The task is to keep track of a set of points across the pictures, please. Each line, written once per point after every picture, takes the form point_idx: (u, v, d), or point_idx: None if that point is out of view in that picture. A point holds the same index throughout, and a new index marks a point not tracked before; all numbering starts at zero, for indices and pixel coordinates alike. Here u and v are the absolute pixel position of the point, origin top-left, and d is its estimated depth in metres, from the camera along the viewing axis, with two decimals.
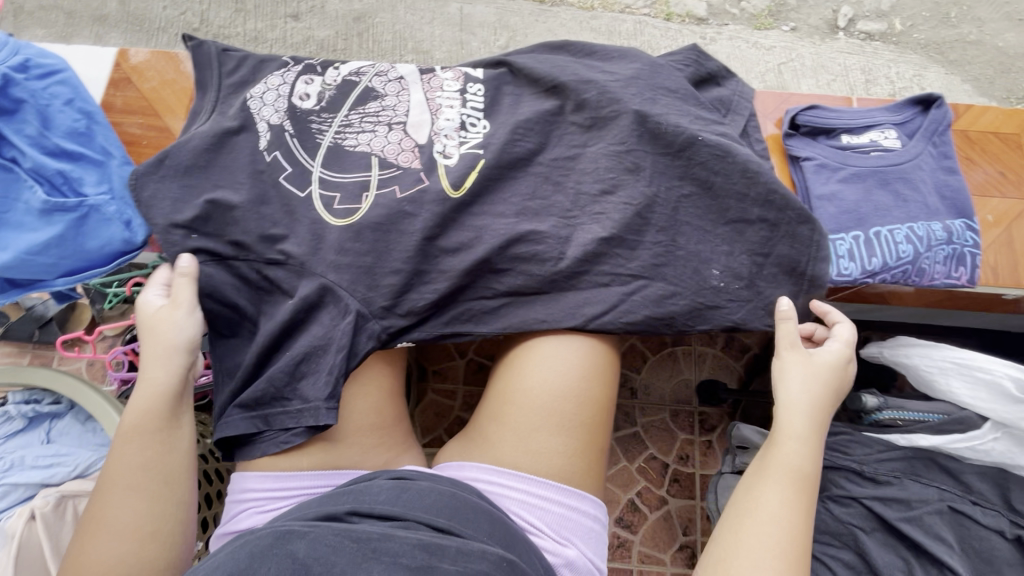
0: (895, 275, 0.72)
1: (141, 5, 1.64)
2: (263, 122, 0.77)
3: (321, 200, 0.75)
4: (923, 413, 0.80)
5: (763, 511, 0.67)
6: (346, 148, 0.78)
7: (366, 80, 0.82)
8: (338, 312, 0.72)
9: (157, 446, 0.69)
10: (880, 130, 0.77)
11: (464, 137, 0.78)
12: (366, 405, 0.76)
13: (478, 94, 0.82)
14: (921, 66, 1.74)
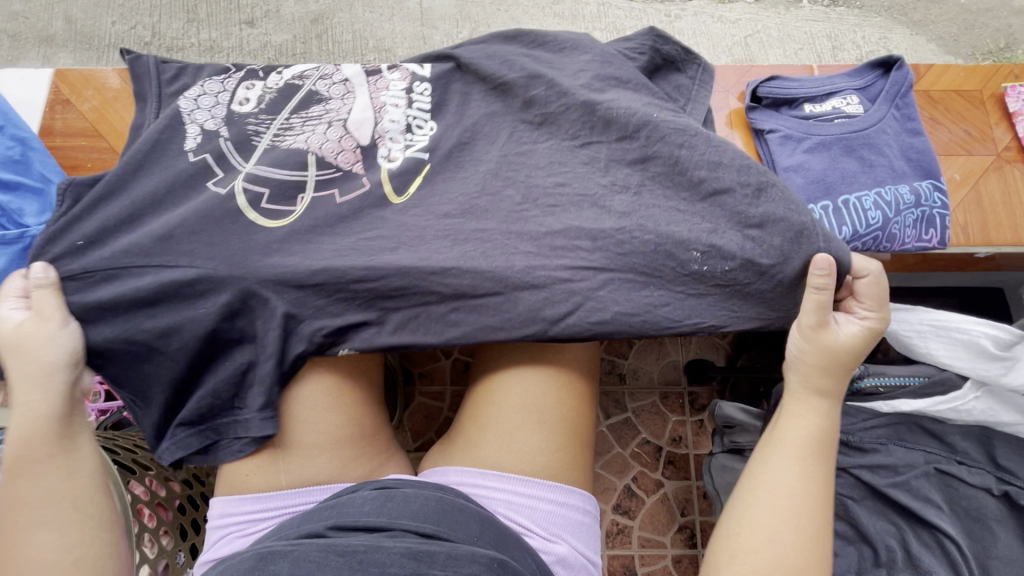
0: (865, 242, 0.71)
1: (88, 23, 1.58)
2: (195, 125, 0.76)
3: (246, 195, 0.72)
4: (904, 377, 0.80)
5: (779, 478, 0.67)
6: (282, 147, 0.75)
7: (310, 83, 0.79)
8: (266, 317, 0.70)
9: (59, 470, 0.67)
10: (842, 97, 0.76)
11: (410, 140, 0.76)
12: (334, 417, 0.73)
13: (424, 93, 0.78)
14: (886, 29, 1.75)
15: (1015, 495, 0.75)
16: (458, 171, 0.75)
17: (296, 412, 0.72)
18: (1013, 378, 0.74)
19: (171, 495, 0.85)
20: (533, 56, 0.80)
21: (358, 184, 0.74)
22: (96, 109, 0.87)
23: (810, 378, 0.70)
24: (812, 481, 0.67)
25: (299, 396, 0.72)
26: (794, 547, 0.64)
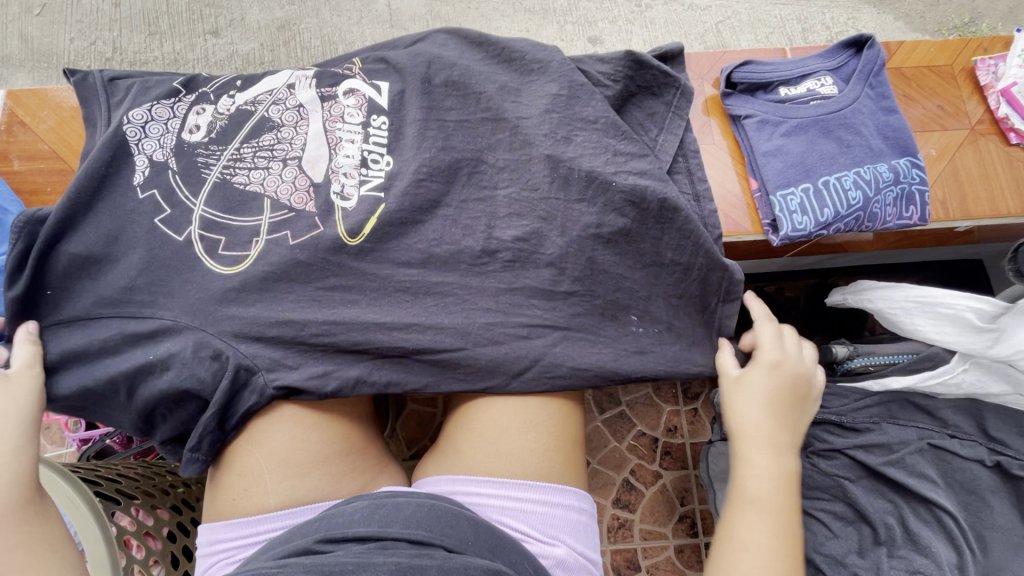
0: (848, 223, 0.70)
1: (46, 41, 1.53)
2: (142, 156, 0.74)
3: (203, 243, 0.72)
4: (893, 356, 0.81)
5: (747, 535, 0.67)
6: (235, 186, 0.74)
7: (263, 109, 0.77)
8: (218, 368, 0.67)
9: (37, 521, 0.64)
10: (816, 78, 0.76)
11: (364, 176, 0.74)
12: (315, 440, 0.71)
13: (381, 127, 0.76)
14: (854, 9, 1.77)
15: (1007, 465, 0.75)
16: (435, 175, 0.73)
17: (258, 437, 0.70)
18: (999, 350, 0.73)
19: (160, 524, 0.82)
20: (505, 57, 0.79)
21: (310, 228, 0.72)
22: (53, 129, 0.84)
23: (755, 424, 0.73)
24: (773, 529, 0.67)
25: (269, 420, 0.70)
26: None
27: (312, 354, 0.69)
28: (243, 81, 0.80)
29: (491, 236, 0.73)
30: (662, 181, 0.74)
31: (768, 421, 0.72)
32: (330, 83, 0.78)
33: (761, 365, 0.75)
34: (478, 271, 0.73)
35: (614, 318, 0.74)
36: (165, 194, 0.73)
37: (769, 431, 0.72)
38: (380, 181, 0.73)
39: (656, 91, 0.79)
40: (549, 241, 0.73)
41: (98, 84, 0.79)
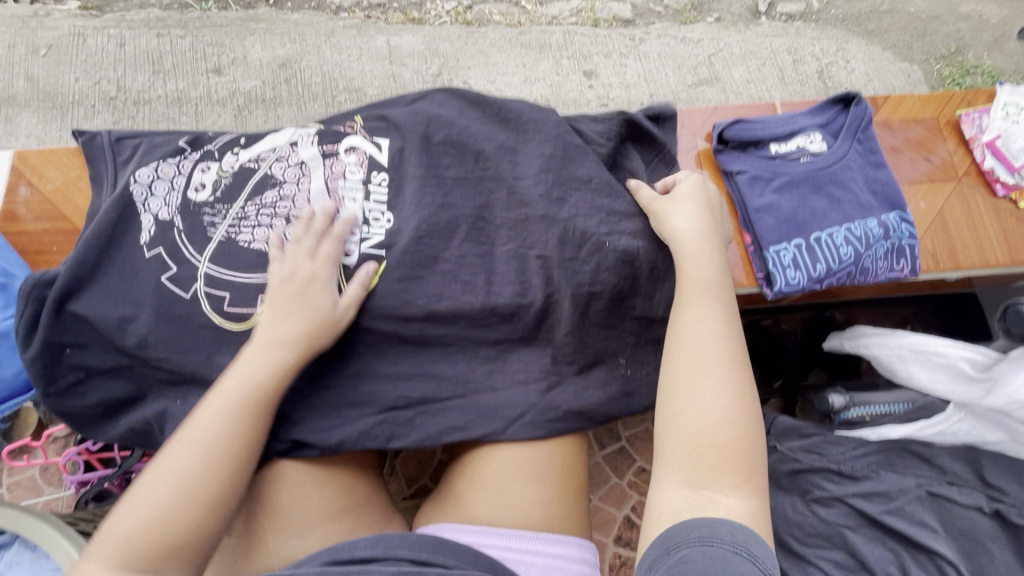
0: (840, 277, 0.72)
1: (52, 81, 1.56)
2: (148, 215, 0.76)
3: (209, 300, 0.74)
4: (889, 405, 0.84)
5: (696, 334, 0.64)
6: (240, 244, 0.76)
7: (266, 167, 0.79)
8: None
9: (248, 428, 0.64)
10: (806, 134, 0.78)
11: (365, 235, 0.75)
12: (317, 494, 0.72)
13: (382, 183, 0.78)
14: (842, 40, 1.82)
15: (1006, 514, 0.74)
16: (434, 231, 0.75)
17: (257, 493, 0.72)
18: (993, 400, 0.75)
19: None
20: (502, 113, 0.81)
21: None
22: (60, 189, 0.86)
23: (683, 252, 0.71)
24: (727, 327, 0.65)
25: (275, 475, 0.72)
26: (730, 402, 0.60)
27: (316, 409, 0.72)
28: (246, 138, 0.82)
29: (490, 290, 0.75)
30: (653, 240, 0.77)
31: (702, 233, 0.71)
32: (331, 140, 0.80)
33: (696, 208, 0.73)
34: (479, 326, 0.75)
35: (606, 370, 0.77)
36: (171, 254, 0.75)
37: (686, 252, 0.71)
38: (381, 239, 0.75)
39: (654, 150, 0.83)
40: (547, 295, 0.75)
41: (106, 148, 0.81)
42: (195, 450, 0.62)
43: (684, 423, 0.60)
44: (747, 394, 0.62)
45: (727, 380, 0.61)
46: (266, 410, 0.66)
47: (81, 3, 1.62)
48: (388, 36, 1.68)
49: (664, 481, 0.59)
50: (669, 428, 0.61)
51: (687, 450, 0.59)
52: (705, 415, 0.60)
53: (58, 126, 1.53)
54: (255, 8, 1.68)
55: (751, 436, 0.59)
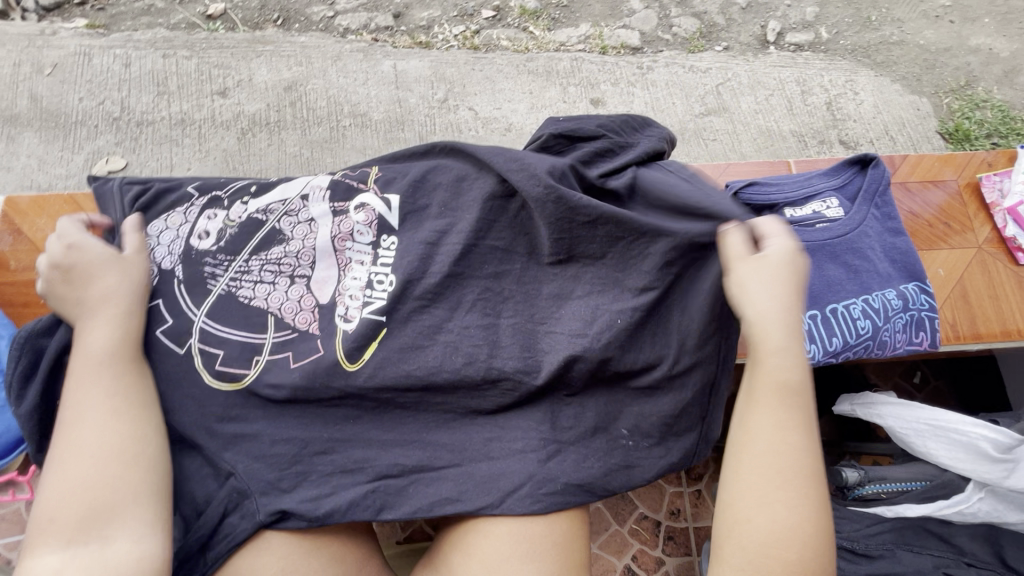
0: (857, 352, 0.70)
1: (55, 100, 1.53)
2: (152, 264, 0.75)
3: (202, 356, 0.71)
4: (904, 483, 0.81)
5: (776, 443, 0.61)
6: (239, 300, 0.74)
7: (274, 220, 0.78)
8: (217, 476, 0.70)
9: (127, 373, 0.67)
10: (821, 200, 0.76)
11: (368, 298, 0.73)
12: (306, 567, 0.69)
13: (391, 247, 0.76)
14: (851, 71, 1.81)
15: None
16: (440, 292, 0.74)
17: (238, 565, 0.69)
18: (1016, 482, 0.72)
19: None
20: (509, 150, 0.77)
21: (312, 350, 0.72)
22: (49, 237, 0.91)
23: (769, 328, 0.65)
24: (807, 433, 0.62)
25: (262, 548, 0.69)
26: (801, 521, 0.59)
27: (311, 477, 0.70)
28: (257, 187, 0.81)
29: (493, 352, 0.72)
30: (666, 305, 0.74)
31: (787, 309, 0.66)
32: (343, 197, 0.79)
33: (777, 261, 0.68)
34: (481, 389, 0.72)
35: (610, 440, 0.73)
36: (169, 306, 0.73)
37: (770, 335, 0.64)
38: (384, 304, 0.73)
39: (617, 158, 0.81)
40: (553, 356, 0.72)
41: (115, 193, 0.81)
42: (72, 426, 0.63)
43: (750, 528, 0.59)
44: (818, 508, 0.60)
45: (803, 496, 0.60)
46: (128, 357, 0.67)
47: (90, 22, 1.62)
48: (395, 60, 1.67)
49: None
50: (731, 530, 0.60)
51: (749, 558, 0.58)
52: (772, 527, 0.58)
53: (59, 146, 1.50)
54: (263, 29, 1.68)
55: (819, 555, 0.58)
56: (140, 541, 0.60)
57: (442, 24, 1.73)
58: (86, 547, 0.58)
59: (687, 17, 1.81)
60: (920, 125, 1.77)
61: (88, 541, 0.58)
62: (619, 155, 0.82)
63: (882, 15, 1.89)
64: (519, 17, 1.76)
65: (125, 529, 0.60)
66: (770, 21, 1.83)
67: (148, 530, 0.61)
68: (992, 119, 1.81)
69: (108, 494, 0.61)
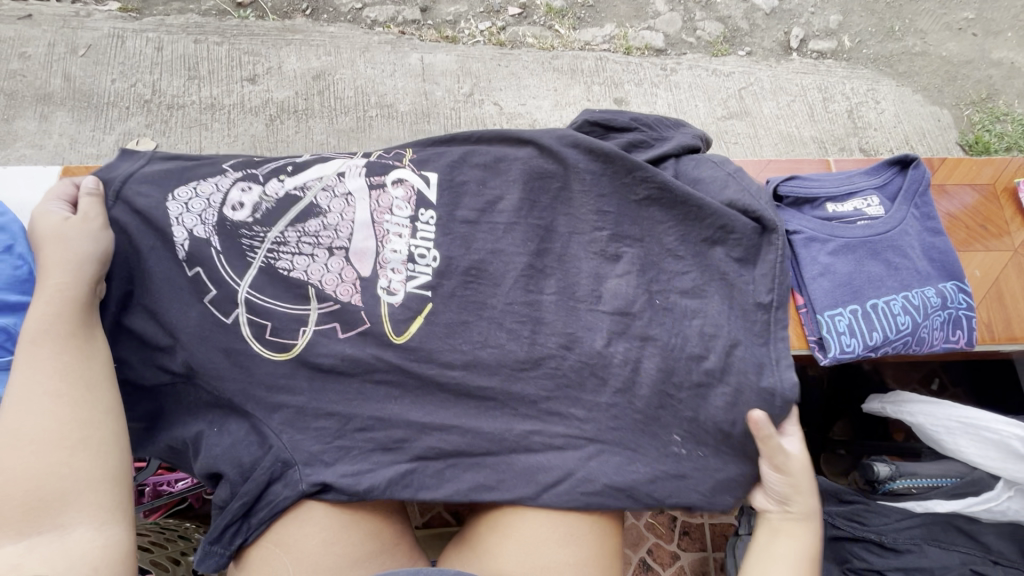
0: (896, 347, 0.71)
1: (88, 81, 1.56)
2: (181, 229, 0.73)
3: (250, 327, 0.73)
4: (936, 479, 0.81)
5: None
6: (279, 271, 0.75)
7: (311, 195, 0.77)
8: (265, 447, 0.72)
9: (75, 351, 0.67)
10: (863, 198, 0.78)
11: (412, 273, 0.75)
12: (348, 540, 0.72)
13: (429, 222, 0.77)
14: (873, 80, 1.82)
15: None
16: (481, 276, 0.76)
17: (278, 530, 0.72)
18: None
19: None
20: (553, 145, 0.79)
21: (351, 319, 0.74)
22: None
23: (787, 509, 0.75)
24: None
25: (307, 518, 0.72)
26: None
27: (356, 449, 0.72)
28: (294, 165, 0.79)
29: (535, 335, 0.74)
30: (707, 294, 0.75)
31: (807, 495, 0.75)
32: (380, 174, 0.80)
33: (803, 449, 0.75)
34: (522, 371, 0.74)
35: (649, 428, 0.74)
36: (209, 274, 0.73)
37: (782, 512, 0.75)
38: (428, 279, 0.75)
39: (650, 150, 0.83)
40: (593, 342, 0.74)
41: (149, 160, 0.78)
42: (23, 415, 0.63)
43: None
44: None
45: None
46: (72, 331, 0.67)
47: (122, 5, 1.64)
48: (422, 53, 1.69)
49: None
50: None
51: None
52: None
53: (90, 127, 1.52)
54: (292, 18, 1.69)
55: None
56: (101, 530, 0.63)
57: (469, 19, 1.74)
58: (43, 537, 0.60)
59: (711, 21, 1.82)
60: (939, 136, 1.78)
61: (46, 532, 0.60)
62: (656, 148, 0.83)
63: (906, 25, 1.90)
64: (545, 14, 1.77)
65: (81, 519, 0.62)
66: (794, 28, 1.83)
67: (105, 517, 0.63)
68: (1012, 133, 1.82)
69: (63, 483, 0.62)
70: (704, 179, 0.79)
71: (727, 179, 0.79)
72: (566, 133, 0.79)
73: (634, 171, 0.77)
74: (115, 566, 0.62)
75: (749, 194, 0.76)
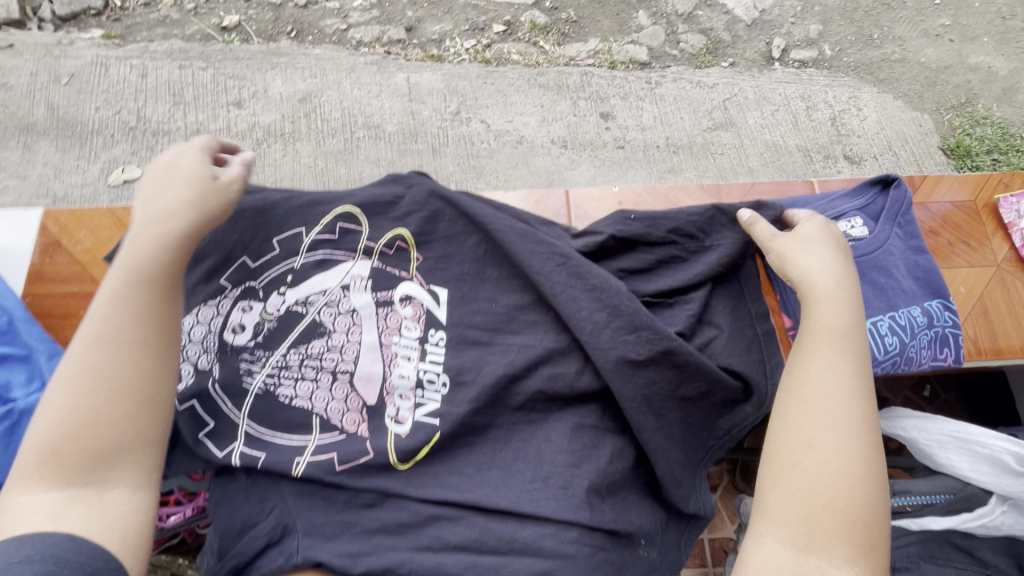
0: (885, 367, 0.72)
1: (72, 109, 1.55)
2: (188, 363, 0.74)
3: (242, 459, 0.69)
4: (929, 496, 0.80)
5: (810, 420, 0.63)
6: (280, 399, 0.72)
7: (313, 312, 0.75)
8: (248, 490, 0.70)
9: (156, 307, 0.62)
10: (848, 220, 0.78)
11: (420, 399, 0.72)
12: None
13: (439, 343, 0.74)
14: (854, 88, 1.85)
15: None
16: (470, 308, 0.76)
17: None
18: None
19: None
20: (560, 277, 0.74)
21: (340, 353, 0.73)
22: (88, 249, 0.94)
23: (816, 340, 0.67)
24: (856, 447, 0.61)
25: None
26: (843, 464, 0.60)
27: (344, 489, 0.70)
28: (294, 275, 0.76)
29: (526, 364, 0.73)
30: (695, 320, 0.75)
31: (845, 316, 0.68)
32: (386, 286, 0.76)
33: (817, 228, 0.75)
34: (513, 400, 0.73)
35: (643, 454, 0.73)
36: (207, 408, 0.72)
37: (854, 411, 0.63)
38: (437, 406, 0.71)
39: (685, 269, 0.77)
40: (585, 370, 0.73)
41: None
42: (97, 352, 0.58)
43: (793, 475, 0.60)
44: (866, 460, 0.61)
45: (842, 442, 0.61)
46: (161, 285, 0.63)
47: (105, 32, 1.63)
48: (408, 73, 1.69)
49: (765, 534, 0.58)
50: (780, 470, 0.61)
51: (794, 511, 0.58)
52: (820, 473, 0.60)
53: (75, 155, 1.51)
54: (277, 41, 1.69)
55: (866, 508, 0.59)
56: (136, 491, 0.57)
57: (454, 38, 1.75)
58: (83, 490, 0.55)
59: (694, 33, 1.84)
60: (921, 142, 1.81)
61: (86, 475, 0.55)
62: (687, 266, 0.77)
63: (884, 33, 1.93)
64: (529, 31, 1.77)
65: (121, 476, 0.57)
66: (775, 39, 1.86)
67: (142, 479, 0.58)
68: (992, 136, 1.85)
69: (107, 437, 0.56)
70: (723, 315, 0.77)
71: (752, 342, 0.76)
72: (577, 264, 0.74)
73: (639, 328, 0.70)
74: (119, 547, 0.54)
75: (753, 359, 0.75)
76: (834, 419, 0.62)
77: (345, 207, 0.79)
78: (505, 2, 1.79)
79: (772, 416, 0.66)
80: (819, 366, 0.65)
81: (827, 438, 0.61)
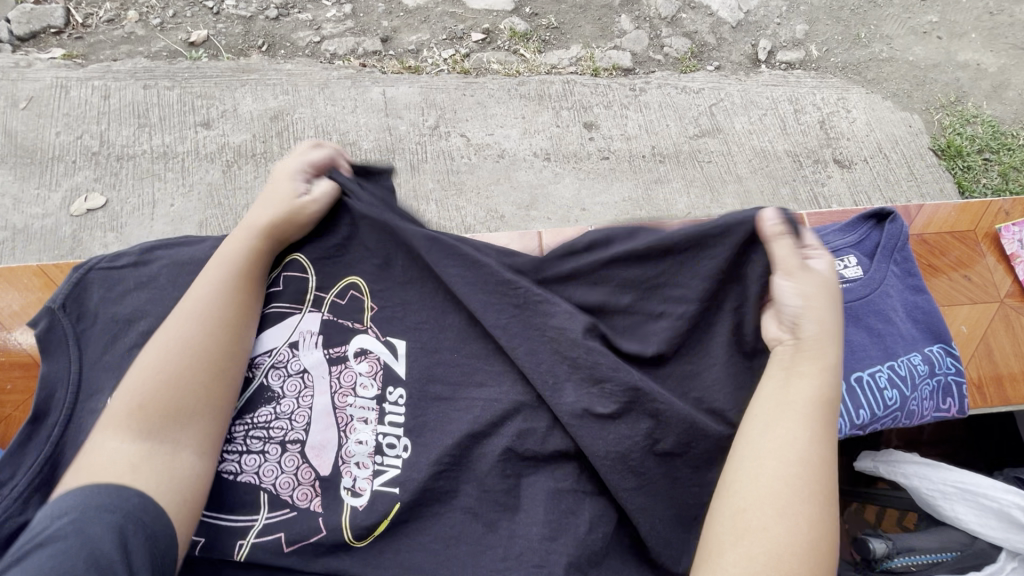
0: (884, 422, 0.68)
1: (32, 136, 1.47)
2: None
3: None
4: (937, 554, 0.78)
5: (776, 475, 0.57)
6: (223, 475, 0.65)
7: (261, 375, 0.68)
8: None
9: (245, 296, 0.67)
10: (840, 258, 0.73)
11: (379, 467, 0.66)
12: None
13: (398, 402, 0.69)
14: (843, 89, 1.80)
15: None
16: (431, 362, 0.70)
17: None
18: None
19: None
20: (526, 331, 0.68)
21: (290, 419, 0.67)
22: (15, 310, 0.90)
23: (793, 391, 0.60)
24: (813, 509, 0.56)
25: None
26: (801, 528, 0.55)
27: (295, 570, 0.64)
28: None
29: (492, 425, 0.67)
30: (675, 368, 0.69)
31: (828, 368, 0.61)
32: (340, 342, 0.70)
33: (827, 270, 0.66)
34: (480, 464, 0.67)
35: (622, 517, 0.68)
36: None
37: (822, 480, 0.58)
38: (397, 474, 0.66)
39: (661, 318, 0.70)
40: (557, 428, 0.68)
41: (68, 335, 0.67)
42: (192, 322, 0.64)
43: (754, 537, 0.55)
44: (824, 530, 0.56)
45: (807, 505, 0.56)
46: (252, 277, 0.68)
47: (66, 52, 1.55)
48: (383, 86, 1.62)
49: None
50: (740, 531, 0.56)
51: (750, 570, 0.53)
52: (776, 541, 0.55)
53: (35, 184, 1.44)
54: (247, 56, 1.61)
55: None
56: (201, 458, 0.60)
57: (431, 48, 1.68)
58: (156, 447, 0.58)
59: (678, 36, 1.78)
60: (912, 142, 1.76)
61: (159, 429, 0.59)
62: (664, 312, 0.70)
63: (871, 32, 1.88)
64: (509, 39, 1.71)
65: (188, 443, 0.60)
66: (761, 41, 1.80)
67: (207, 445, 0.61)
68: (983, 135, 1.80)
69: (186, 402, 0.60)
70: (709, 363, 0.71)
71: None
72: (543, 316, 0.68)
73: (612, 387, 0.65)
74: (176, 507, 0.57)
75: None
76: (799, 479, 0.57)
77: (293, 257, 0.72)
78: (483, 10, 1.72)
79: (731, 465, 0.60)
80: (791, 423, 0.59)
81: (792, 497, 0.56)
